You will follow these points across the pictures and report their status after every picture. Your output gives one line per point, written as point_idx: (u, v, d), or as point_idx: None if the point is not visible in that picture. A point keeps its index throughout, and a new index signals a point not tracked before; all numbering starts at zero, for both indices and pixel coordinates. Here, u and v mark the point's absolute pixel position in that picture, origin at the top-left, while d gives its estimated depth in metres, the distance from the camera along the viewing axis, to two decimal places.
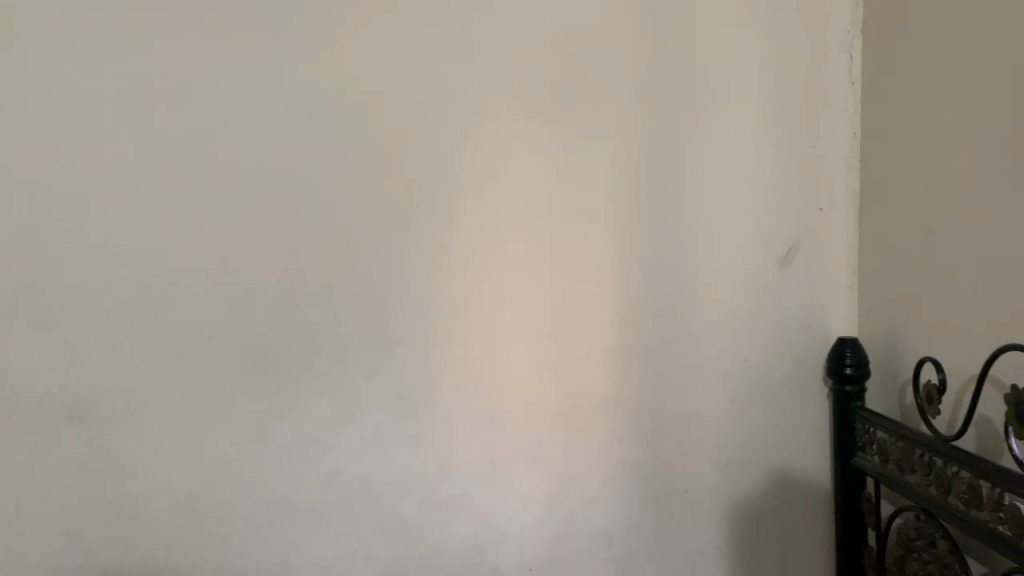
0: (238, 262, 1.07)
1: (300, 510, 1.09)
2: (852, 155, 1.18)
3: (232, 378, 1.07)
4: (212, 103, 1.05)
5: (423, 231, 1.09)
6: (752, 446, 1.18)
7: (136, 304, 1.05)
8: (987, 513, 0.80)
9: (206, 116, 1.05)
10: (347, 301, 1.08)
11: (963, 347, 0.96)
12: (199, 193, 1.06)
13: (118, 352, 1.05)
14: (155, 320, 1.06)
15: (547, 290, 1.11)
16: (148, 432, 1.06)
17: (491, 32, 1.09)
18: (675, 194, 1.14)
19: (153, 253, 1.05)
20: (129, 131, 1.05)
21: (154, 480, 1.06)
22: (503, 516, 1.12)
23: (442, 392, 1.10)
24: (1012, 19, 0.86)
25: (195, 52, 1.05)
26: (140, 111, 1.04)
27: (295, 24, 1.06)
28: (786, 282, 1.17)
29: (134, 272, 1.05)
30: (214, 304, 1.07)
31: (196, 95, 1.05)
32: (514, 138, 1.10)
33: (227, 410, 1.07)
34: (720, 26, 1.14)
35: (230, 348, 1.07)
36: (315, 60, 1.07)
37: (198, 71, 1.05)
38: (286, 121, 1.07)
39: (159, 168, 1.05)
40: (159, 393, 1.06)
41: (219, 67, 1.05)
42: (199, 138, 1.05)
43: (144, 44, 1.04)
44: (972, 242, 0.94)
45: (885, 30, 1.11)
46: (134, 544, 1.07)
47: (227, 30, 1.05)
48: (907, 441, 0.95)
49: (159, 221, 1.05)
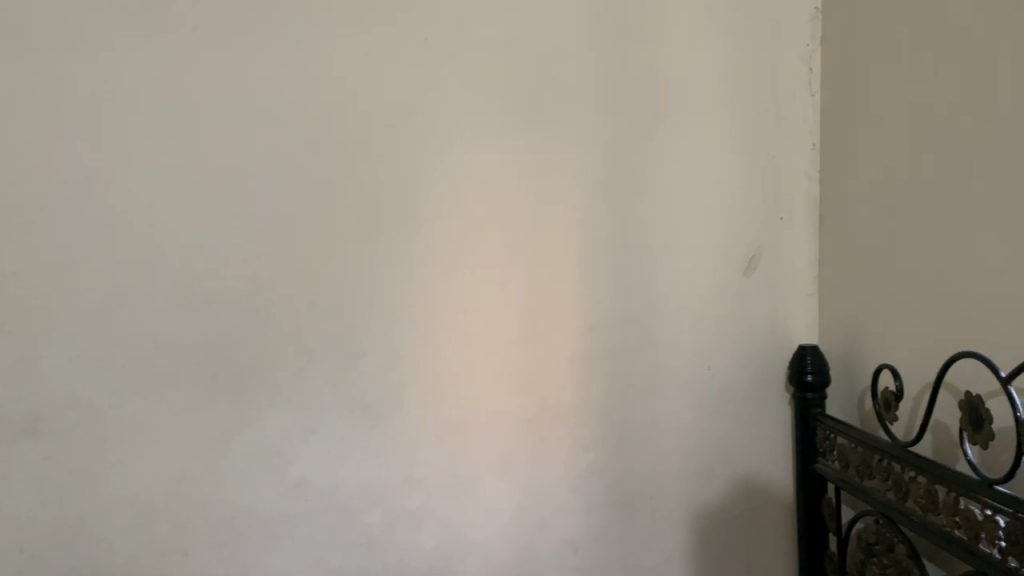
0: (214, 269, 1.05)
1: (269, 518, 1.07)
2: (811, 168, 1.20)
3: (208, 384, 1.06)
4: (189, 114, 1.04)
5: (399, 243, 1.08)
6: (717, 454, 1.19)
7: (106, 306, 1.03)
8: (943, 517, 0.82)
9: (182, 126, 1.04)
10: (312, 309, 1.07)
11: (918, 354, 0.98)
12: (176, 201, 1.04)
13: (91, 357, 1.03)
14: (124, 322, 1.04)
15: (514, 298, 1.12)
16: (122, 435, 1.04)
17: (453, 41, 1.09)
18: (641, 201, 1.15)
19: (128, 255, 1.04)
20: (106, 137, 1.03)
21: (128, 483, 1.05)
22: (469, 524, 1.12)
23: (411, 400, 1.10)
24: (963, 48, 0.89)
25: (176, 61, 1.04)
26: (114, 119, 1.03)
27: (273, 37, 1.06)
28: (749, 290, 1.19)
29: (110, 270, 1.03)
30: (188, 310, 1.05)
31: (173, 105, 1.04)
32: (479, 148, 1.10)
33: (202, 417, 1.06)
34: (682, 37, 1.16)
35: (205, 353, 1.06)
36: (294, 73, 1.06)
37: (178, 78, 1.04)
38: (264, 131, 1.06)
39: (135, 176, 1.04)
40: (134, 399, 1.04)
41: (197, 75, 1.04)
42: (176, 148, 1.04)
43: (124, 53, 1.03)
44: (928, 250, 0.96)
45: (844, 42, 1.13)
46: (104, 548, 1.04)
47: (205, 41, 1.05)
48: (866, 447, 0.97)
49: (129, 223, 1.04)
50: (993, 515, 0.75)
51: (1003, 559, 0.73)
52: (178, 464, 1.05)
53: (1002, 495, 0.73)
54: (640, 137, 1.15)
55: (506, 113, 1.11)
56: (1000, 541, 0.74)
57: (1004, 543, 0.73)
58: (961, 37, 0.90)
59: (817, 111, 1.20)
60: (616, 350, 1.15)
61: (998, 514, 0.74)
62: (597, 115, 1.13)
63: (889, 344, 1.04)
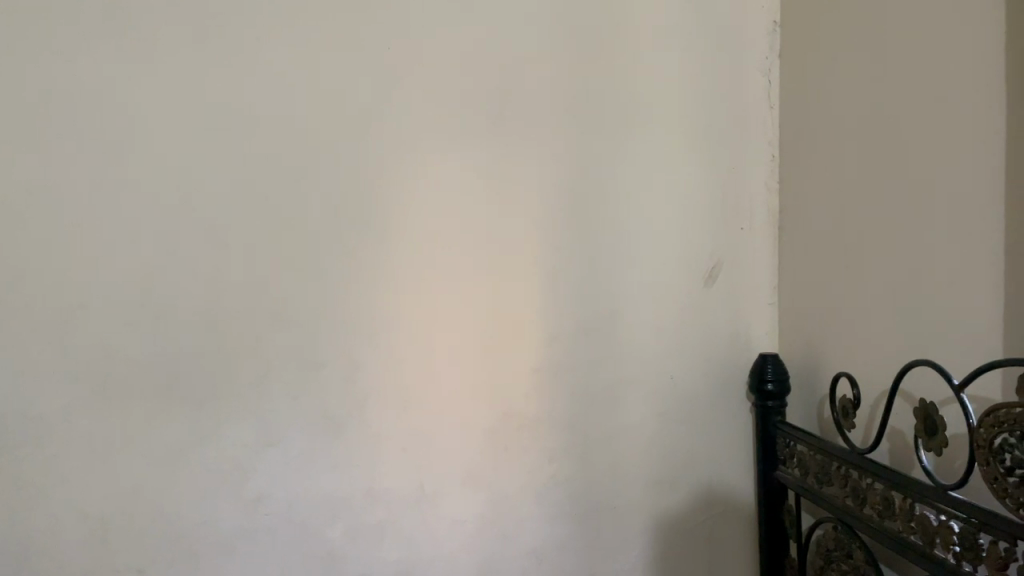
0: (175, 278, 1.04)
1: (228, 533, 1.05)
2: (770, 180, 1.22)
3: (166, 395, 1.04)
4: (151, 121, 1.03)
5: (364, 254, 1.08)
6: (680, 462, 1.20)
7: (63, 315, 1.01)
8: (899, 523, 0.83)
9: (143, 134, 1.02)
10: (273, 319, 1.06)
11: (874, 362, 1.00)
12: (136, 208, 1.02)
13: (46, 368, 1.01)
14: (80, 332, 1.01)
15: (478, 308, 1.11)
16: (77, 448, 1.02)
17: (416, 51, 1.09)
18: (605, 211, 1.15)
19: (86, 264, 1.01)
20: (65, 142, 1.01)
21: (82, 498, 1.02)
22: (431, 538, 1.11)
23: (375, 411, 1.09)
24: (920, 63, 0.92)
25: (139, 66, 1.02)
26: (72, 125, 1.01)
27: (238, 44, 1.05)
28: (711, 300, 1.20)
29: (66, 279, 1.01)
30: (146, 320, 1.03)
31: (134, 111, 1.02)
32: (443, 157, 1.10)
33: (160, 429, 1.04)
34: (645, 49, 1.17)
35: (164, 364, 1.04)
36: (258, 81, 1.05)
37: (140, 85, 1.02)
38: (228, 139, 1.04)
39: (94, 183, 1.01)
40: (90, 410, 1.02)
41: (160, 82, 1.03)
42: (137, 155, 1.02)
43: (85, 58, 1.01)
44: (885, 260, 0.98)
45: (802, 57, 1.16)
46: (57, 564, 1.01)
47: (169, 47, 1.03)
48: (824, 454, 0.98)
49: (86, 231, 1.01)
50: (947, 521, 0.76)
51: (957, 564, 0.75)
52: (133, 477, 1.03)
53: (957, 501, 0.74)
54: (604, 148, 1.15)
55: (470, 123, 1.11)
56: (954, 546, 0.75)
57: (958, 548, 0.74)
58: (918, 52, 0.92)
59: (775, 123, 1.22)
60: (580, 360, 1.15)
61: (953, 520, 0.76)
62: (562, 126, 1.14)
63: (847, 352, 1.06)
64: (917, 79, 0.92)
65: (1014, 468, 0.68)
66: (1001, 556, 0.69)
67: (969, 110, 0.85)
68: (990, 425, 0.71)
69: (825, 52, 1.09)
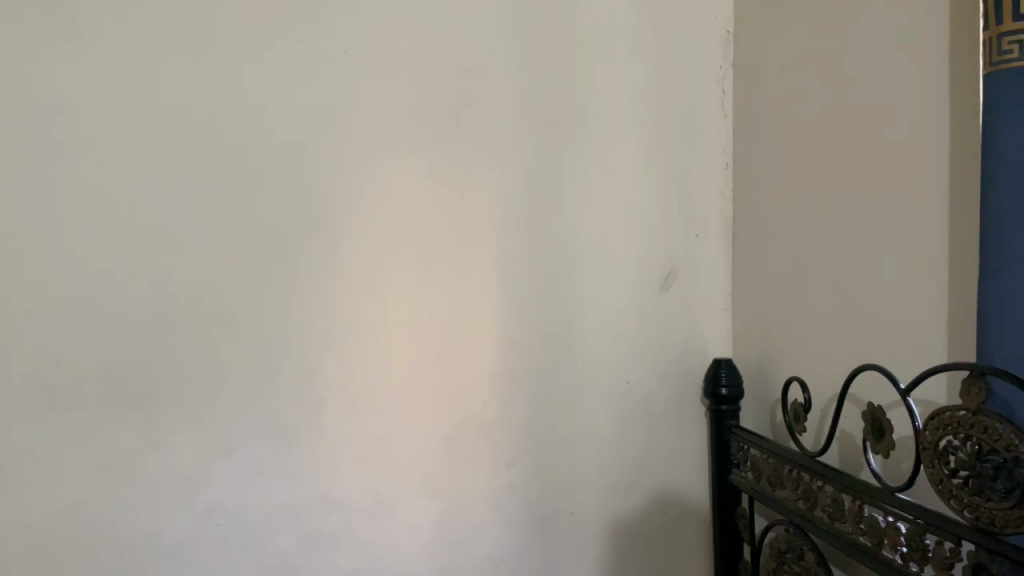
0: (126, 283, 1.01)
1: (179, 544, 1.03)
2: (724, 188, 1.24)
3: (115, 403, 1.01)
4: (100, 121, 1.00)
5: (321, 259, 1.07)
6: (636, 467, 1.20)
7: (7, 320, 0.98)
8: (848, 525, 0.85)
9: (92, 135, 1.00)
10: (226, 326, 1.04)
11: (824, 367, 1.03)
12: (84, 212, 1.00)
13: None
14: (24, 339, 0.98)
15: (436, 314, 1.11)
16: (21, 458, 0.98)
17: (374, 55, 1.09)
18: (562, 217, 1.16)
19: (31, 268, 0.98)
20: (8, 142, 0.97)
21: (25, 510, 0.98)
22: (387, 546, 1.10)
23: (331, 418, 1.07)
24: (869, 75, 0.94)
25: (88, 66, 1.00)
26: (16, 124, 0.98)
27: (192, 45, 1.03)
28: (667, 306, 1.21)
29: (10, 283, 0.98)
30: (94, 325, 1.00)
31: (83, 112, 1.00)
32: (400, 162, 1.09)
33: (108, 438, 1.01)
34: (602, 56, 1.18)
35: (113, 371, 1.01)
36: (212, 83, 1.04)
37: (88, 84, 1.00)
38: (181, 141, 1.02)
39: (39, 185, 0.98)
40: (35, 419, 0.99)
41: (110, 82, 1.00)
42: (85, 156, 1.00)
43: (31, 56, 0.98)
44: (835, 267, 1.01)
45: (755, 67, 1.18)
46: None
47: (119, 47, 1.01)
48: (776, 457, 1.00)
49: (31, 233, 0.98)
50: (894, 522, 0.78)
51: (905, 564, 0.76)
52: (78, 488, 1.00)
53: (903, 502, 0.76)
54: (562, 154, 1.16)
55: (428, 128, 1.10)
56: (901, 547, 0.77)
57: (905, 549, 0.76)
58: (870, 64, 0.95)
59: (728, 132, 1.24)
60: (538, 366, 1.15)
61: (900, 521, 0.77)
62: (520, 132, 1.14)
63: (799, 357, 1.08)
64: (869, 90, 0.95)
65: (958, 470, 0.70)
66: (946, 556, 0.71)
67: (920, 122, 0.87)
68: (935, 428, 0.72)
69: (778, 62, 1.12)
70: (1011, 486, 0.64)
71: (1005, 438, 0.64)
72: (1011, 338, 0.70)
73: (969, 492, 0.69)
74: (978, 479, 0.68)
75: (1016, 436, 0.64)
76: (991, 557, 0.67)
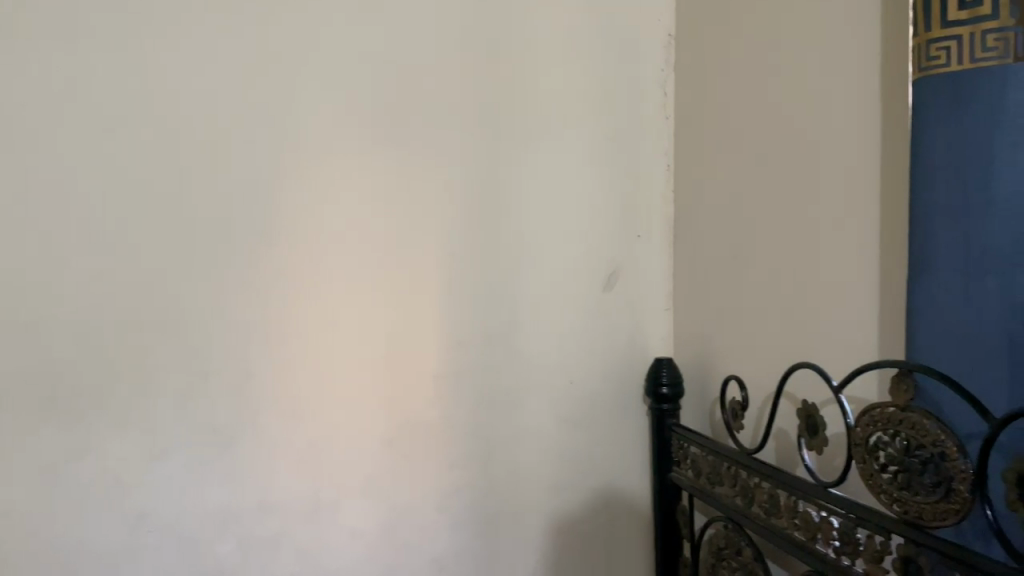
0: (52, 284, 0.97)
1: (109, 553, 1.00)
2: (666, 189, 1.26)
3: (40, 408, 0.97)
4: (24, 115, 0.96)
5: (258, 258, 1.04)
6: (579, 467, 1.21)
7: None
8: (784, 520, 0.86)
9: (16, 128, 0.96)
10: (159, 327, 1.01)
11: (762, 365, 1.05)
12: (7, 209, 0.96)
13: None
14: None
15: (378, 314, 1.09)
16: None
17: (313, 51, 1.06)
18: (506, 216, 1.16)
19: None
20: None
21: None
22: (327, 551, 1.08)
23: (268, 421, 1.05)
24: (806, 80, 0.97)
25: (11, 57, 0.96)
26: None
27: (123, 36, 0.99)
28: (609, 305, 1.22)
29: None
30: (18, 327, 0.96)
31: (6, 105, 0.95)
32: (340, 160, 1.07)
33: (33, 445, 0.97)
34: (546, 57, 1.18)
35: (38, 374, 0.97)
36: (145, 76, 1.00)
37: (11, 76, 0.96)
38: (111, 137, 0.99)
39: None
40: None
41: (34, 74, 0.96)
42: (8, 151, 0.95)
43: None
44: (772, 267, 1.02)
45: (696, 70, 1.19)
46: None
47: (45, 37, 0.97)
48: (715, 455, 1.01)
49: None
50: (828, 517, 0.80)
51: (837, 558, 0.78)
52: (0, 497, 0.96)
53: (836, 497, 0.78)
54: (506, 154, 1.16)
55: (371, 126, 1.09)
56: (834, 541, 0.78)
57: (838, 543, 0.78)
58: (808, 69, 0.97)
59: (670, 134, 1.26)
60: (482, 367, 1.14)
61: (833, 516, 0.79)
62: (465, 131, 1.13)
63: (737, 356, 1.10)
64: (806, 95, 0.97)
65: (888, 464, 0.72)
66: (877, 549, 0.73)
67: (855, 126, 0.90)
68: (866, 424, 0.74)
69: (719, 65, 1.13)
70: (938, 480, 0.66)
71: (932, 433, 0.66)
72: (939, 336, 0.72)
73: (898, 486, 0.70)
74: (906, 474, 0.69)
75: (942, 431, 0.65)
76: (919, 549, 0.69)
